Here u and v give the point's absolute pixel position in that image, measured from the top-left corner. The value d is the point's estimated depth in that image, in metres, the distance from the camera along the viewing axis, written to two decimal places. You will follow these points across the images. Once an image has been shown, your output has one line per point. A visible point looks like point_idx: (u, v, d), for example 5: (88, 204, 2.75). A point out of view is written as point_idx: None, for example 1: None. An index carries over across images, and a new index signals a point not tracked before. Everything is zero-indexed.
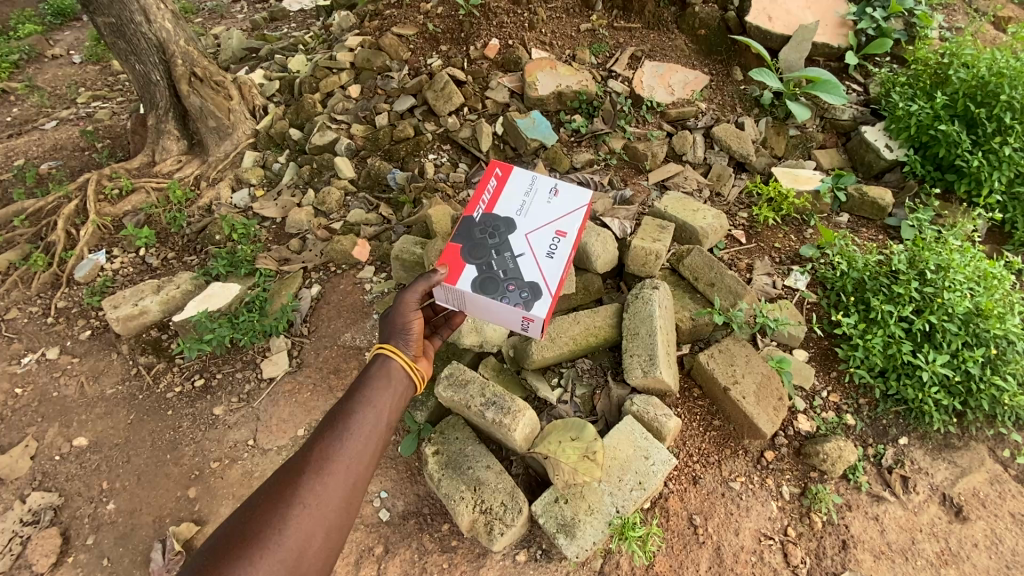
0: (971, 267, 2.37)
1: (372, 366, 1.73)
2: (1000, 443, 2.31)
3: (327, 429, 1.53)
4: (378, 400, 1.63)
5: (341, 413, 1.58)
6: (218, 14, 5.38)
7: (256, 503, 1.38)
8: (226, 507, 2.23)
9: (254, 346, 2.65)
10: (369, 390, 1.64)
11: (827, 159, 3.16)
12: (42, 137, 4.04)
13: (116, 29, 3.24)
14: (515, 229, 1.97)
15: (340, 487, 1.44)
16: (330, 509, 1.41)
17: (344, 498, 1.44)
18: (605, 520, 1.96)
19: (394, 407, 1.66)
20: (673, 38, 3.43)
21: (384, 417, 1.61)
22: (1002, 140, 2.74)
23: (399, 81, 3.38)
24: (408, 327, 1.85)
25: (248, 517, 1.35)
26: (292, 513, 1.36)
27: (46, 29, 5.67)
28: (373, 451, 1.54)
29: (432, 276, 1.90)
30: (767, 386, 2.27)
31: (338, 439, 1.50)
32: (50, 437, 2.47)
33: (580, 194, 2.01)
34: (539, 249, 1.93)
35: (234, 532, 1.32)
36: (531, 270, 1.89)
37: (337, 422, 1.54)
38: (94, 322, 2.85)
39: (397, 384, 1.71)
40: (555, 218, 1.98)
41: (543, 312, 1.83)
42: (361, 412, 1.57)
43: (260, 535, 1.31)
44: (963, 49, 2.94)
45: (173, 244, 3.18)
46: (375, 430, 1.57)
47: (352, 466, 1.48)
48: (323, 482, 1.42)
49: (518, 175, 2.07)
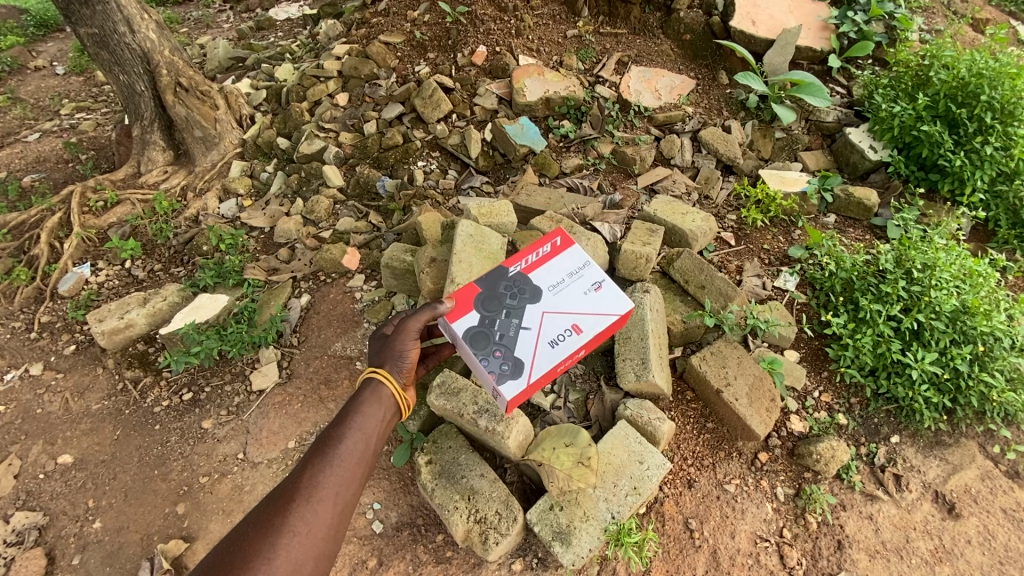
0: (956, 266, 2.41)
1: (363, 391, 1.72)
2: (990, 439, 2.32)
3: (316, 455, 1.50)
4: (366, 427, 1.61)
5: (329, 438, 1.55)
6: (204, 23, 5.36)
7: (244, 529, 1.35)
8: (216, 523, 2.18)
9: (243, 358, 2.62)
10: (359, 416, 1.63)
11: (813, 161, 3.19)
12: (24, 149, 3.98)
13: (99, 40, 3.21)
14: (536, 305, 1.97)
15: (329, 515, 1.41)
16: (319, 536, 1.38)
17: (333, 526, 1.42)
18: (600, 527, 1.95)
19: (381, 434, 1.65)
20: (659, 43, 3.47)
21: (372, 444, 1.60)
22: (984, 140, 2.78)
23: (388, 89, 3.40)
24: (404, 354, 1.84)
25: (237, 546, 1.31)
26: (282, 541, 1.33)
27: (28, 41, 5.61)
28: (361, 479, 1.53)
29: (436, 306, 1.93)
30: (759, 387, 2.27)
31: (327, 465, 1.48)
32: (34, 455, 2.41)
33: (619, 302, 1.98)
34: (546, 333, 1.92)
35: (223, 561, 1.28)
36: (524, 348, 1.89)
37: (327, 447, 1.52)
38: (79, 336, 2.81)
39: (385, 411, 1.70)
40: (582, 312, 1.97)
41: (510, 395, 1.81)
42: (351, 439, 1.56)
43: (249, 563, 1.27)
44: (943, 51, 2.98)
45: (159, 255, 3.14)
46: (364, 456, 1.55)
47: (342, 493, 1.46)
48: (312, 511, 1.39)
49: (574, 255, 2.09)
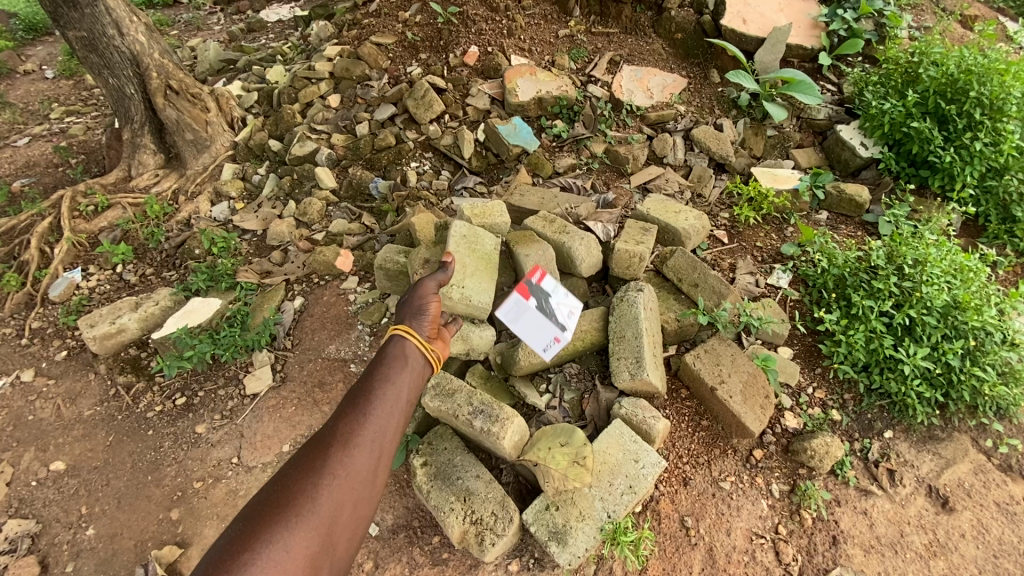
0: (947, 261, 2.43)
1: (390, 345, 1.69)
2: (982, 433, 2.34)
3: (352, 403, 1.48)
4: (398, 377, 1.58)
5: (362, 387, 1.53)
6: (194, 26, 5.33)
7: (286, 471, 1.34)
8: (210, 528, 2.16)
9: (236, 362, 2.61)
10: (389, 366, 1.61)
11: (804, 159, 3.20)
12: (13, 155, 3.95)
13: (88, 43, 3.19)
14: (553, 295, 2.23)
15: (367, 459, 1.40)
16: (358, 480, 1.36)
17: (371, 470, 1.40)
18: (596, 525, 1.95)
19: (414, 383, 1.63)
20: (650, 42, 3.47)
21: (406, 393, 1.57)
22: (973, 136, 2.79)
23: (379, 90, 3.39)
24: (423, 310, 1.88)
25: (280, 488, 1.30)
26: (323, 483, 1.32)
27: (18, 44, 5.57)
28: (396, 426, 1.50)
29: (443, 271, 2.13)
30: (753, 384, 2.28)
31: (363, 412, 1.46)
32: (26, 462, 2.39)
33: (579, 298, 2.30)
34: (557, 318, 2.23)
35: (266, 502, 1.28)
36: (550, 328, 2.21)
37: (362, 395, 1.50)
38: (71, 342, 2.79)
39: (415, 362, 1.67)
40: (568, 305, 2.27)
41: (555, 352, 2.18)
42: (384, 387, 1.53)
43: (293, 504, 1.27)
44: (931, 48, 3.00)
45: (151, 259, 3.12)
46: (398, 404, 1.53)
47: (379, 438, 1.44)
48: (351, 455, 1.37)
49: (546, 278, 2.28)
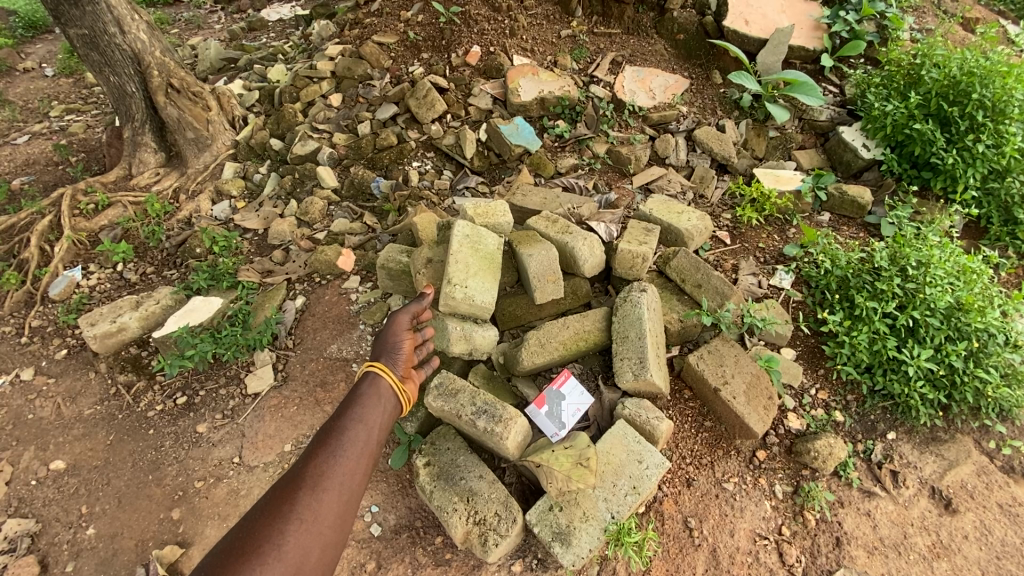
0: (950, 263, 2.43)
1: (361, 387, 1.70)
2: (985, 434, 2.34)
3: (321, 445, 1.47)
4: (368, 418, 1.59)
5: (332, 430, 1.52)
6: (195, 24, 5.32)
7: (252, 518, 1.30)
8: (211, 528, 2.15)
9: (238, 361, 2.60)
10: (360, 407, 1.61)
11: (806, 160, 3.21)
12: (13, 152, 3.93)
13: (89, 41, 3.18)
14: (565, 398, 2.22)
15: (336, 503, 1.37)
16: (326, 525, 1.33)
17: (340, 513, 1.37)
18: (599, 527, 1.95)
19: (383, 424, 1.62)
20: (653, 43, 3.47)
21: (375, 434, 1.57)
22: (976, 138, 2.79)
23: (381, 89, 3.38)
24: (398, 346, 1.89)
25: (245, 534, 1.26)
26: (290, 527, 1.28)
27: (17, 42, 5.56)
28: (366, 469, 1.48)
29: (421, 298, 2.11)
30: (756, 385, 2.27)
31: (331, 455, 1.44)
32: (26, 461, 2.37)
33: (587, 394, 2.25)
34: (571, 412, 2.21)
35: (230, 549, 1.23)
36: (563, 421, 2.19)
37: (331, 437, 1.49)
38: (70, 341, 2.78)
39: (385, 404, 1.68)
40: (580, 402, 2.23)
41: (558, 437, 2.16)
42: (353, 428, 1.53)
43: (257, 551, 1.22)
44: (934, 50, 2.99)
45: (151, 258, 3.11)
46: (367, 446, 1.52)
47: (347, 481, 1.42)
48: (319, 499, 1.34)
49: (572, 380, 2.27)
